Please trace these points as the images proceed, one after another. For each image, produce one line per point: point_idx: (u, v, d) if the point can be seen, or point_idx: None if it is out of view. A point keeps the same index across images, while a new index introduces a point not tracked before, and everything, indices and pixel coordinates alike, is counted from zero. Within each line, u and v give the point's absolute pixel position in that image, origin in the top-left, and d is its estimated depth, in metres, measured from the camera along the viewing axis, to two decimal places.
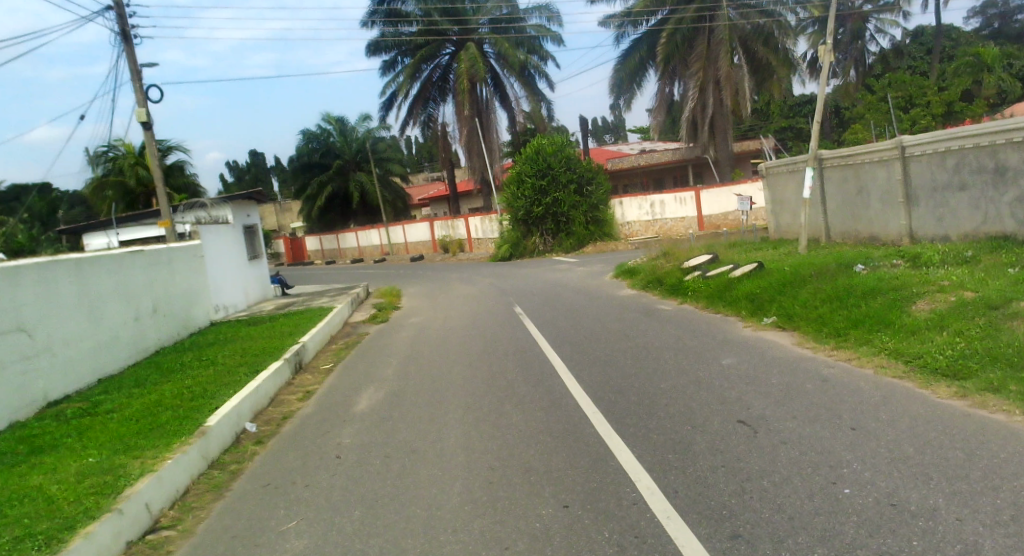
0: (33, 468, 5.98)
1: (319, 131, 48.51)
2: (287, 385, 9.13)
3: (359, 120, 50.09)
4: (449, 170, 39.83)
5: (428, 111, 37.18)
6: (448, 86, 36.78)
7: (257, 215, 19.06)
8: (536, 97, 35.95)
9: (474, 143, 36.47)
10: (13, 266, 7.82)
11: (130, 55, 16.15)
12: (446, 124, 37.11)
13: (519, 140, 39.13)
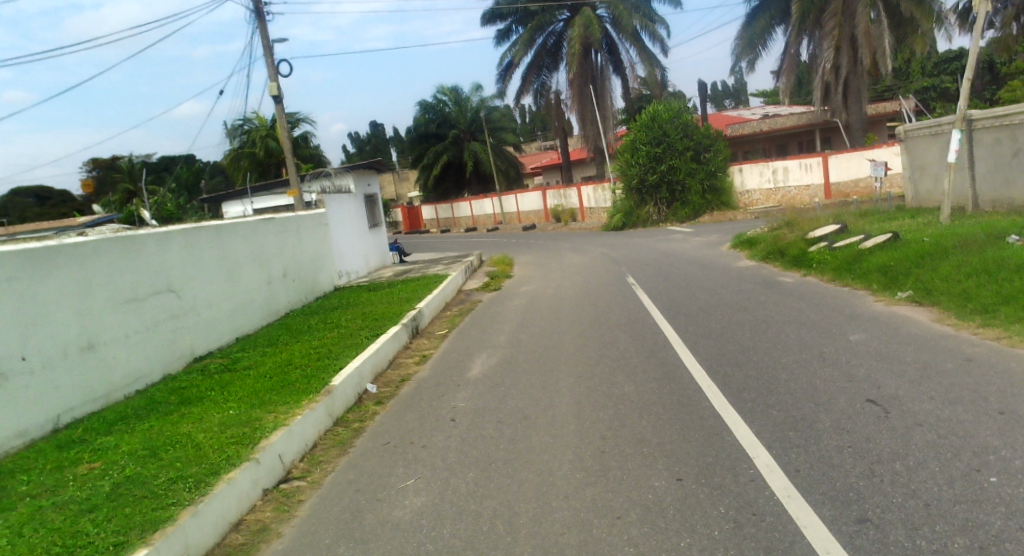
0: (184, 416, 6.57)
1: (436, 101, 49.92)
2: (404, 348, 9.50)
3: (471, 89, 50.57)
4: (562, 139, 39.70)
5: (541, 79, 36.97)
6: (562, 53, 36.41)
7: (377, 184, 19.75)
8: (651, 62, 34.82)
9: (588, 110, 36.14)
10: (165, 231, 8.56)
11: (263, 32, 16.94)
12: (559, 92, 37.02)
13: (632, 107, 38.38)
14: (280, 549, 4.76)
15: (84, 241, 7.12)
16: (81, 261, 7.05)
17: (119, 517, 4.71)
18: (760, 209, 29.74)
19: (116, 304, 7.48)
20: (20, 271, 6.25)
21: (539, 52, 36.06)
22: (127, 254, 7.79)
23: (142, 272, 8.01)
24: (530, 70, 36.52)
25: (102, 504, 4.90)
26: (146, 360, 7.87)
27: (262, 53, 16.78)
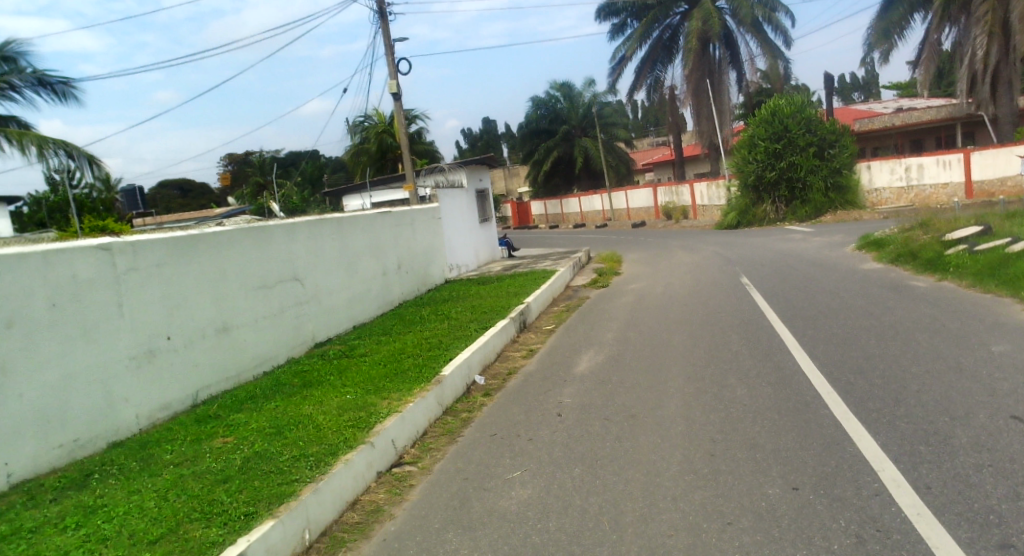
0: (306, 398, 6.94)
1: (548, 97, 50.54)
2: (512, 342, 9.61)
3: (584, 85, 50.50)
4: (676, 135, 38.99)
5: (655, 74, 36.37)
6: (677, 47, 35.67)
7: (488, 179, 20.10)
8: (772, 54, 33.50)
9: (704, 105, 35.33)
10: (292, 222, 9.06)
11: (385, 31, 17.55)
12: (674, 87, 36.23)
13: (750, 102, 37.13)
14: (393, 530, 4.94)
15: (222, 231, 7.67)
16: (218, 249, 7.58)
17: (249, 489, 5.05)
18: (890, 209, 27.99)
19: (247, 290, 8.01)
20: (167, 257, 6.86)
21: (655, 46, 35.51)
22: (259, 244, 8.32)
23: (270, 261, 8.52)
24: (644, 64, 35.99)
25: (234, 476, 5.27)
26: (272, 343, 8.39)
27: (384, 51, 17.39)
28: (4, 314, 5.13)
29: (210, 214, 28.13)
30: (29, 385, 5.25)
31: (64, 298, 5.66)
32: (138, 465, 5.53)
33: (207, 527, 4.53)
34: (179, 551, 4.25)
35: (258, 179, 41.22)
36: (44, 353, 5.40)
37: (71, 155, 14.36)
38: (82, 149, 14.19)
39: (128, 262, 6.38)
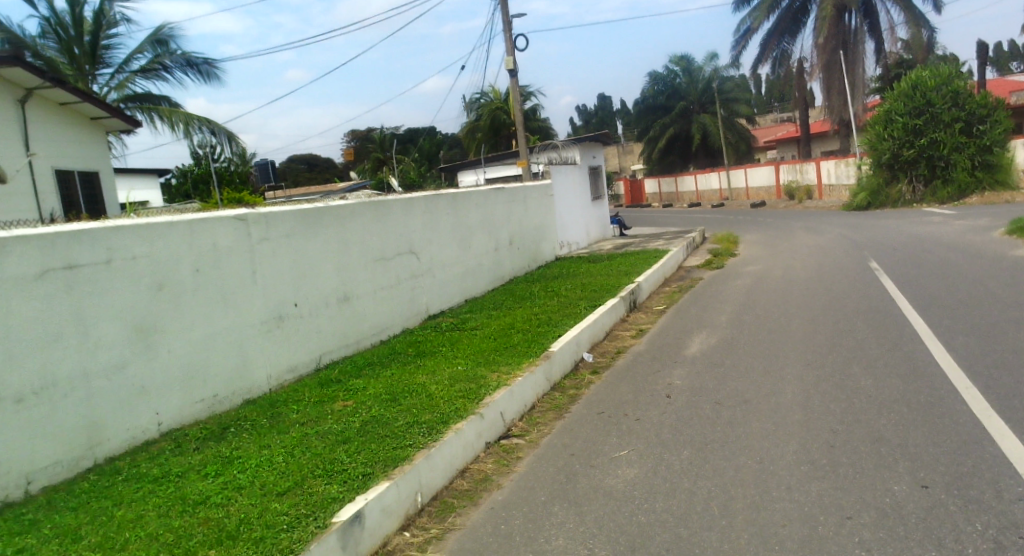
0: (419, 367, 7.20)
1: (667, 72, 49.90)
2: (622, 321, 9.54)
3: (705, 59, 48.89)
4: (802, 110, 37.09)
5: (782, 46, 34.73)
6: (808, 16, 33.80)
7: (601, 156, 19.92)
8: (916, 21, 31.03)
9: (835, 79, 33.40)
10: (409, 196, 9.34)
11: (504, 8, 17.64)
12: (803, 59, 34.53)
13: (888, 75, 34.61)
14: (500, 499, 5.07)
15: (345, 204, 8.03)
16: (341, 221, 7.96)
17: (367, 450, 5.32)
18: None
19: (367, 262, 8.37)
20: (296, 228, 7.29)
21: (783, 16, 33.84)
22: (378, 217, 8.64)
23: (389, 234, 8.84)
24: (771, 36, 34.37)
25: (353, 437, 5.56)
26: (389, 314, 8.74)
27: (502, 28, 17.50)
28: (155, 278, 5.77)
29: (335, 188, 29.62)
30: (175, 343, 5.89)
31: (206, 264, 6.22)
32: (269, 421, 5.98)
33: (329, 484, 4.83)
34: (303, 503, 4.57)
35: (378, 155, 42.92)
36: (187, 315, 6.01)
37: (213, 132, 15.51)
38: (222, 126, 15.28)
39: (261, 231, 6.83)
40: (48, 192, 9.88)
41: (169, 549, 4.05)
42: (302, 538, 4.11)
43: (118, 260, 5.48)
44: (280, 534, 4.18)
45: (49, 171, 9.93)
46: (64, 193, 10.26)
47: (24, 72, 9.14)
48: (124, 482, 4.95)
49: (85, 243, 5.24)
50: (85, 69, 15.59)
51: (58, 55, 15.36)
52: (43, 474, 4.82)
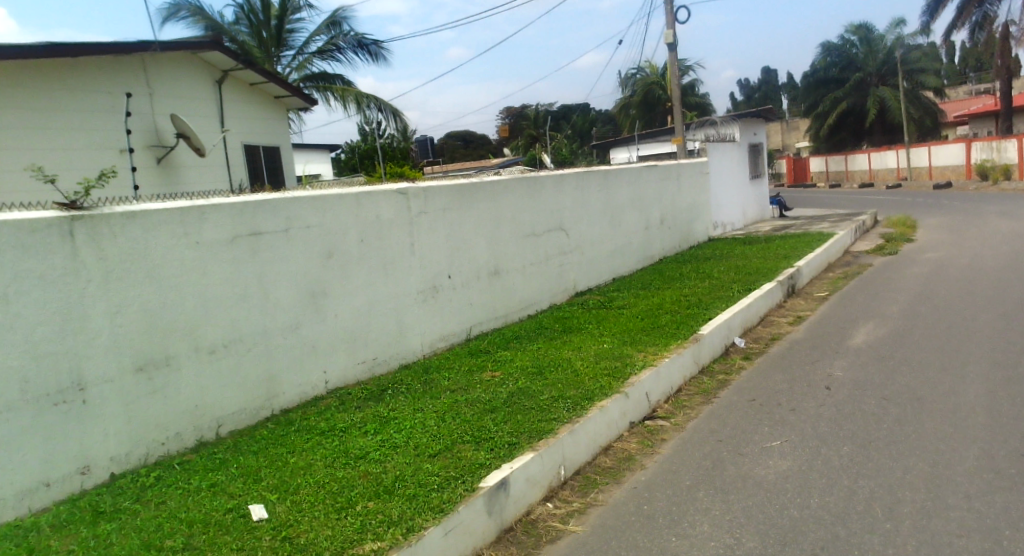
0: (566, 343, 7.26)
1: (843, 42, 46.68)
2: (778, 307, 9.07)
3: (890, 26, 44.85)
4: (1003, 81, 33.11)
5: (984, 9, 31.23)
6: None
7: (763, 133, 18.98)
8: None
9: None
10: (560, 173, 9.38)
11: None
12: (1008, 23, 30.82)
13: None
14: (644, 480, 5.04)
15: (499, 179, 8.21)
16: (495, 196, 8.16)
17: (513, 421, 5.45)
18: None
19: (518, 237, 8.53)
20: (452, 202, 7.56)
21: None
22: (531, 193, 8.77)
23: (540, 210, 8.95)
24: None
25: (500, 407, 5.73)
26: (538, 289, 8.88)
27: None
28: (326, 246, 6.27)
29: (489, 164, 30.41)
30: (342, 308, 6.40)
31: (370, 235, 6.64)
32: (422, 386, 6.30)
33: (476, 450, 5.02)
34: (454, 466, 4.79)
35: (532, 131, 43.49)
36: (353, 281, 6.49)
37: (380, 109, 16.39)
38: (389, 103, 16.10)
39: (420, 205, 7.17)
40: (238, 164, 10.92)
41: (333, 496, 4.44)
42: (451, 499, 4.34)
43: (295, 229, 6.03)
44: (431, 493, 4.43)
45: (239, 146, 10.96)
46: (251, 165, 11.28)
47: (222, 55, 10.11)
48: (296, 432, 5.48)
49: (269, 212, 5.83)
50: (272, 51, 16.95)
51: (249, 39, 16.82)
52: (231, 419, 5.53)
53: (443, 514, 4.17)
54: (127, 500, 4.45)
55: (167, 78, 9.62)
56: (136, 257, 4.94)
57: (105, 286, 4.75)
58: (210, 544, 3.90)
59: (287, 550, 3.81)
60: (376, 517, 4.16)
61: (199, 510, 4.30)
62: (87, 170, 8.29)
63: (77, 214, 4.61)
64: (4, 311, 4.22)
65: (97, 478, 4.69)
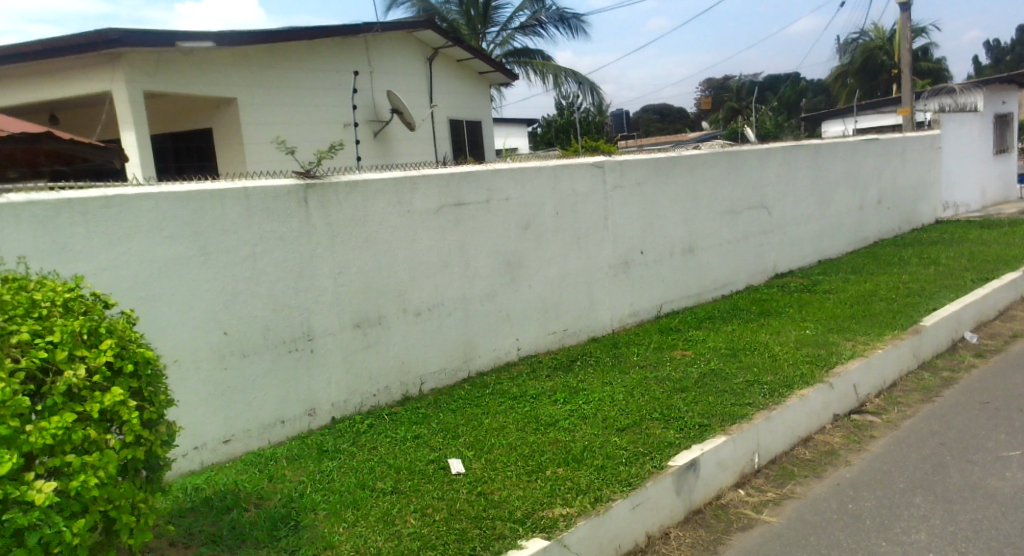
0: (763, 326, 6.93)
1: None
2: (1020, 301, 7.98)
3: None
4: None
5: None
6: None
7: (1014, 101, 16.61)
8: None
9: None
10: (767, 147, 8.96)
11: None
12: None
13: None
14: (849, 477, 4.70)
15: (699, 153, 8.02)
16: (694, 171, 7.99)
17: (705, 403, 5.31)
18: None
19: (718, 214, 8.29)
20: (647, 176, 7.46)
21: None
22: (733, 168, 8.47)
23: (743, 185, 8.62)
24: None
25: (690, 387, 5.60)
26: (735, 268, 8.61)
27: None
28: (523, 218, 6.47)
29: (687, 137, 29.64)
30: (536, 278, 6.58)
31: (566, 208, 6.76)
32: (611, 360, 6.34)
33: (666, 428, 4.96)
34: (642, 442, 4.77)
35: (732, 103, 41.62)
36: (548, 253, 6.64)
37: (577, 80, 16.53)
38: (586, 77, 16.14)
39: (616, 178, 7.19)
40: (444, 138, 11.56)
41: (525, 459, 4.60)
42: (639, 474, 4.34)
43: (496, 200, 6.27)
44: (619, 467, 4.45)
45: (445, 120, 11.56)
46: (455, 139, 11.86)
47: (434, 33, 10.67)
48: (491, 395, 5.74)
49: (472, 184, 6.10)
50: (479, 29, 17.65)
51: (458, 17, 17.66)
52: (432, 377, 5.92)
53: (631, 488, 4.19)
54: (345, 442, 4.93)
55: (385, 57, 10.31)
56: (357, 223, 5.39)
57: (332, 248, 5.25)
58: (414, 490, 4.22)
59: (483, 504, 4.03)
60: (565, 483, 4.26)
61: (405, 458, 4.66)
62: (316, 143, 9.19)
63: (311, 182, 5.11)
64: (253, 267, 4.80)
65: (321, 420, 5.24)
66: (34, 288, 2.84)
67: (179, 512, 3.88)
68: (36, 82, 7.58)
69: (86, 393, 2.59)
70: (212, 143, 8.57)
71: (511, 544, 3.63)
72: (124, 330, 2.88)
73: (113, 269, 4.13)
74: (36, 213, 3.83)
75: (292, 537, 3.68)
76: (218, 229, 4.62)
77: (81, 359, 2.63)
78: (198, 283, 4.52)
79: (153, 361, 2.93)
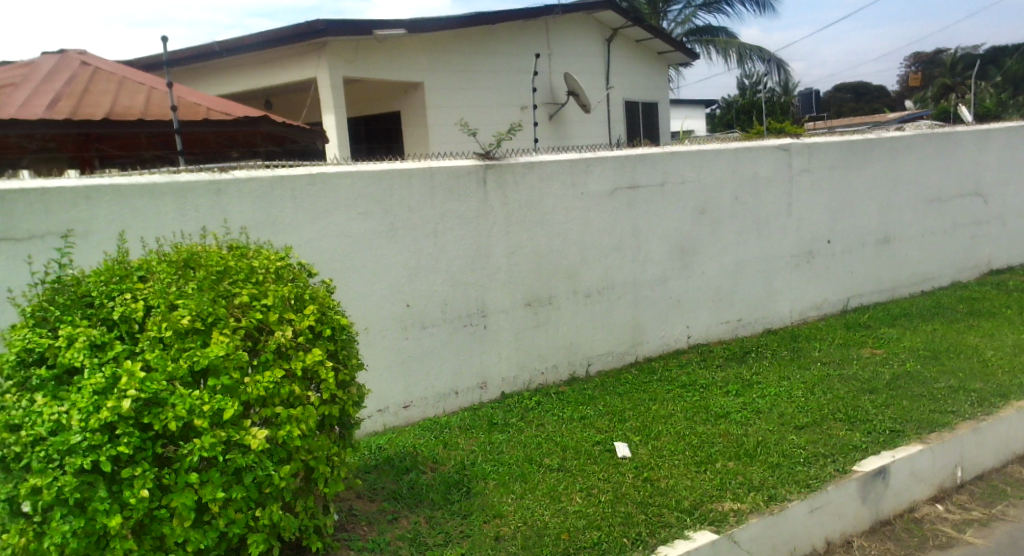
0: (971, 328, 6.25)
1: None
2: None
3: None
4: None
5: None
6: None
7: None
8: None
9: None
10: (987, 129, 8.11)
11: None
12: None
13: None
14: None
15: (901, 136, 7.45)
16: (893, 155, 7.43)
17: (899, 407, 4.87)
18: None
19: (920, 203, 7.70)
20: (840, 161, 7.08)
21: None
22: (942, 152, 7.77)
23: (953, 170, 7.89)
24: None
25: (881, 389, 5.16)
26: (938, 262, 7.96)
27: None
28: (700, 202, 6.28)
29: (888, 118, 27.22)
30: (710, 265, 6.39)
31: (746, 193, 6.52)
32: (790, 354, 6.02)
33: (851, 430, 4.61)
34: (823, 443, 4.47)
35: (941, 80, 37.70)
36: (724, 239, 6.43)
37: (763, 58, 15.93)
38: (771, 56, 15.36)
39: (804, 162, 6.85)
40: (619, 120, 11.47)
41: (694, 449, 4.47)
42: (819, 477, 4.07)
43: (672, 183, 6.13)
44: (797, 467, 4.19)
45: (621, 102, 11.47)
46: (630, 121, 11.76)
47: (614, 14, 10.59)
48: (659, 381, 5.64)
49: (648, 166, 6.00)
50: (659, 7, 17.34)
51: None
52: (600, 359, 5.92)
53: (810, 490, 3.94)
54: (514, 417, 5.06)
55: (563, 40, 10.37)
56: (533, 204, 5.48)
57: (508, 228, 5.38)
58: (581, 470, 4.25)
59: (649, 490, 3.97)
60: (737, 478, 4.08)
61: (573, 437, 4.70)
62: (493, 126, 9.47)
63: (491, 162, 5.26)
64: (435, 243, 5.04)
65: (492, 394, 5.42)
66: (252, 257, 3.16)
67: (365, 467, 4.19)
68: (254, 72, 8.45)
69: (292, 351, 2.86)
70: (399, 125, 9.10)
71: (678, 534, 3.55)
72: (323, 297, 3.16)
73: (314, 241, 4.49)
74: (254, 188, 4.22)
75: (465, 502, 3.84)
76: (405, 207, 4.88)
77: (288, 322, 2.90)
78: (386, 257, 4.81)
79: (347, 328, 3.19)
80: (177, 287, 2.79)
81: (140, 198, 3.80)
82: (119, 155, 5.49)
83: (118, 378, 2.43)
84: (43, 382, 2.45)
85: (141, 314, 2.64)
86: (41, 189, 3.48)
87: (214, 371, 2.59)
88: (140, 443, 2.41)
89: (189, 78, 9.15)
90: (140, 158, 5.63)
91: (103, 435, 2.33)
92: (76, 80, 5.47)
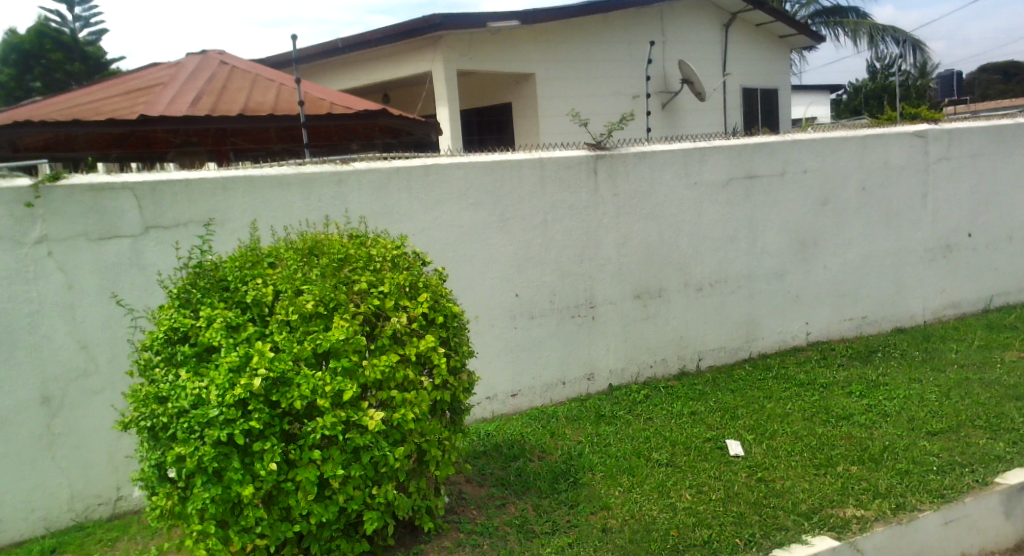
0: None
1: None
2: None
3: None
4: None
5: None
6: None
7: None
8: None
9: None
10: None
11: None
12: None
13: None
14: None
15: None
16: None
17: None
18: None
19: None
20: (984, 148, 6.52)
21: None
22: None
23: None
24: None
25: None
26: None
27: None
28: (822, 193, 5.96)
29: None
30: (833, 259, 6.06)
31: (874, 183, 6.12)
32: (922, 355, 5.61)
33: (993, 440, 4.25)
34: (960, 451, 4.13)
35: None
36: (850, 232, 6.08)
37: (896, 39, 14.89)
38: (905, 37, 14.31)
39: (942, 150, 6.34)
40: (736, 108, 11.06)
41: (813, 451, 4.25)
42: (954, 486, 3.78)
43: (793, 172, 5.84)
44: (929, 475, 3.90)
45: (738, 89, 11.05)
46: (748, 109, 11.31)
47: None
48: (775, 379, 5.41)
49: (767, 155, 5.75)
50: None
51: None
52: (711, 354, 5.75)
53: (943, 501, 3.67)
54: (622, 410, 5.00)
55: (677, 27, 10.10)
56: (644, 195, 5.38)
57: (617, 219, 5.31)
58: (691, 466, 4.14)
59: (764, 491, 3.82)
60: (861, 483, 3.85)
61: (682, 432, 4.59)
62: (603, 116, 9.37)
63: (602, 153, 5.20)
64: (544, 234, 5.05)
65: (599, 385, 5.38)
66: (370, 245, 3.25)
67: (474, 453, 4.27)
68: (373, 68, 8.78)
69: (407, 337, 2.93)
70: (510, 117, 9.18)
71: (795, 537, 3.39)
72: (436, 285, 3.20)
73: (428, 231, 4.61)
74: (372, 179, 4.37)
75: (572, 492, 3.83)
76: (515, 198, 4.92)
77: (404, 309, 2.97)
78: (495, 247, 4.87)
79: (458, 315, 3.22)
80: (302, 273, 2.93)
81: (270, 188, 4.02)
82: (253, 148, 5.87)
83: (251, 356, 2.59)
84: (187, 358, 2.65)
85: (270, 298, 2.79)
86: (186, 180, 3.76)
87: (336, 353, 2.71)
88: (270, 419, 2.56)
89: (315, 76, 9.64)
90: (270, 151, 5.99)
91: (238, 410, 2.50)
92: (216, 78, 5.89)
